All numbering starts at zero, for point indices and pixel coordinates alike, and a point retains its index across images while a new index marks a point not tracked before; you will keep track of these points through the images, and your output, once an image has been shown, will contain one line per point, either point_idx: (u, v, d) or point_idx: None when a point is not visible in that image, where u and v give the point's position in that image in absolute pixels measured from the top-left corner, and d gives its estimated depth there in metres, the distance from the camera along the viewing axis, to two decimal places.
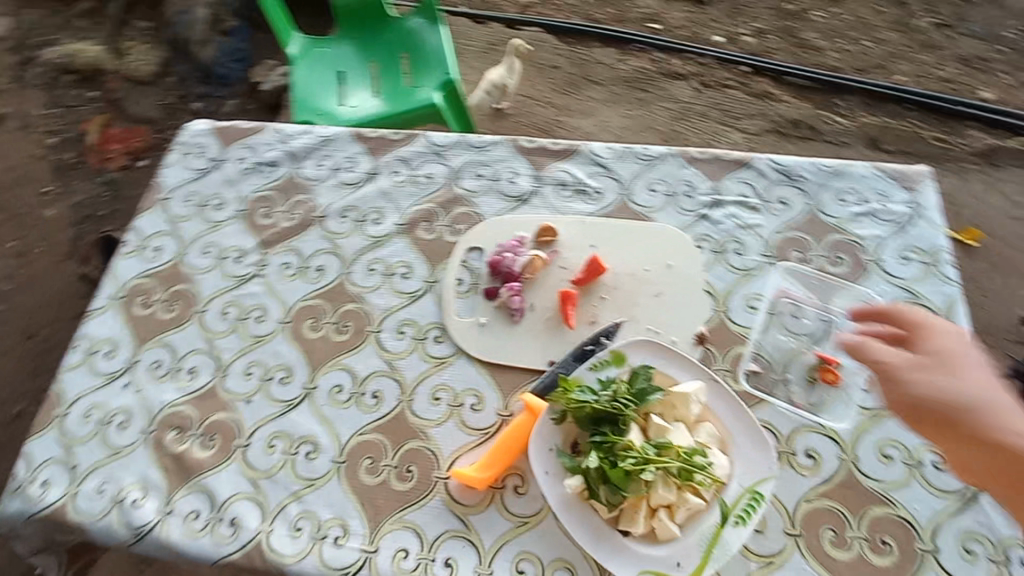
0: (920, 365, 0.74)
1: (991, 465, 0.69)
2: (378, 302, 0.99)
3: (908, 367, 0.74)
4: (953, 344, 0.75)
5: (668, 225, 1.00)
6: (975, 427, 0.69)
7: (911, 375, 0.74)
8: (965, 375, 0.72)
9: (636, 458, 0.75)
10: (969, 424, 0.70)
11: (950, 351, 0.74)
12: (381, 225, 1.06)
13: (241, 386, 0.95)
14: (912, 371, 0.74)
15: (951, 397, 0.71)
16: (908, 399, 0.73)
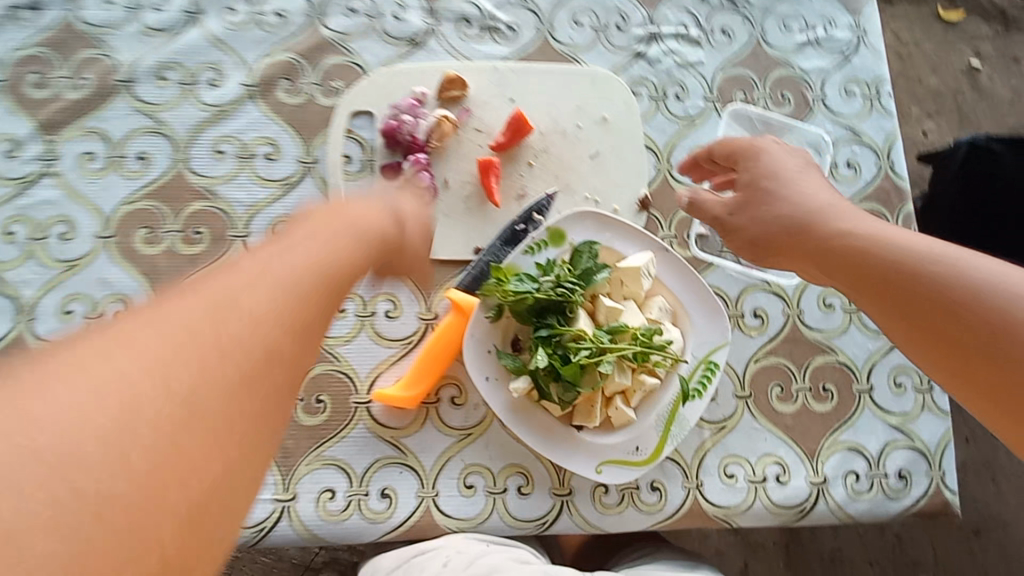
0: (745, 191, 0.63)
1: (865, 290, 0.51)
2: (237, 196, 0.74)
3: (728, 206, 0.65)
4: (788, 163, 0.63)
5: (601, 69, 0.83)
6: (801, 250, 0.57)
7: (736, 212, 0.63)
8: (797, 192, 0.59)
9: (590, 349, 0.65)
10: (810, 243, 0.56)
11: (789, 172, 0.62)
12: (222, 88, 0.77)
13: (61, 329, 0.69)
14: (731, 208, 0.64)
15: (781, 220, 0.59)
16: (749, 240, 0.62)
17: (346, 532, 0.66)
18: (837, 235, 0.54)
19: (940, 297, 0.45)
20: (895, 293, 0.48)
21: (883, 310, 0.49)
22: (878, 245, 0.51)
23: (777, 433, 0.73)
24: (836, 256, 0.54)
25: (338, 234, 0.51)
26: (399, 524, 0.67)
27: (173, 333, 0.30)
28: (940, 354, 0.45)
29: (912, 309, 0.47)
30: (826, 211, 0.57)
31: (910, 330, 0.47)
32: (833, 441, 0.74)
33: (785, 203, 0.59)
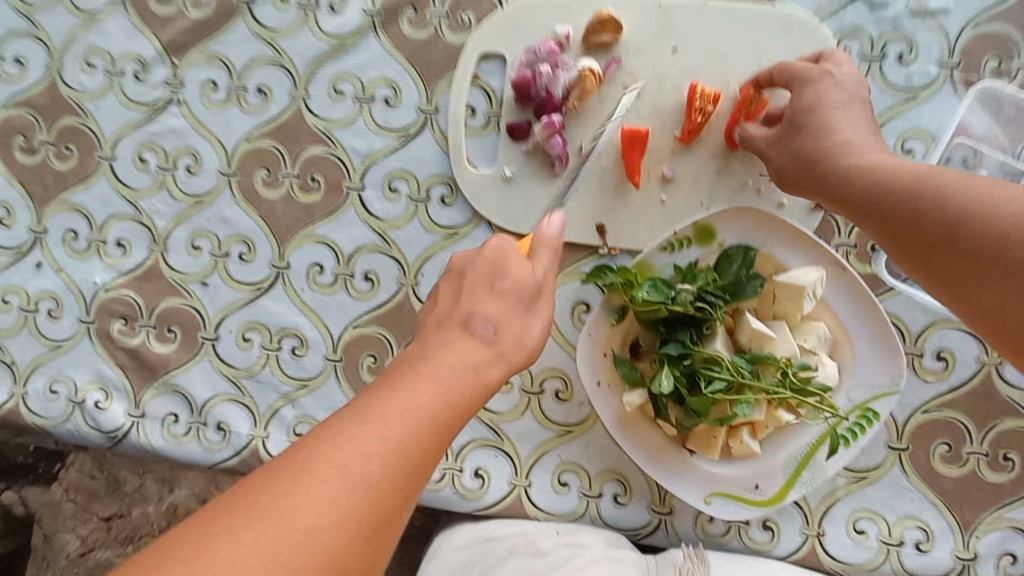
0: (805, 137, 0.55)
1: (897, 242, 0.47)
2: (354, 145, 0.69)
3: (779, 164, 0.57)
4: (804, 139, 0.55)
5: (799, 10, 0.63)
6: (835, 188, 0.52)
7: (780, 151, 0.56)
8: (853, 149, 0.52)
9: (725, 380, 0.56)
10: (862, 185, 0.49)
11: (844, 128, 0.54)
12: (343, 15, 0.69)
13: (191, 264, 0.72)
14: (789, 154, 0.56)
15: (831, 165, 0.52)
16: (798, 174, 0.55)
17: (438, 502, 0.67)
18: (871, 181, 0.49)
19: (950, 247, 0.42)
20: (916, 249, 0.45)
21: (923, 257, 0.44)
22: (903, 187, 0.46)
23: (929, 496, 0.62)
24: (869, 205, 0.49)
25: (431, 383, 0.39)
26: (489, 505, 0.67)
27: (253, 523, 0.33)
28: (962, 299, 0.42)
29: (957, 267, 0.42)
30: (857, 168, 0.50)
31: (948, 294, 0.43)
32: (995, 516, 0.62)
33: (838, 159, 0.52)
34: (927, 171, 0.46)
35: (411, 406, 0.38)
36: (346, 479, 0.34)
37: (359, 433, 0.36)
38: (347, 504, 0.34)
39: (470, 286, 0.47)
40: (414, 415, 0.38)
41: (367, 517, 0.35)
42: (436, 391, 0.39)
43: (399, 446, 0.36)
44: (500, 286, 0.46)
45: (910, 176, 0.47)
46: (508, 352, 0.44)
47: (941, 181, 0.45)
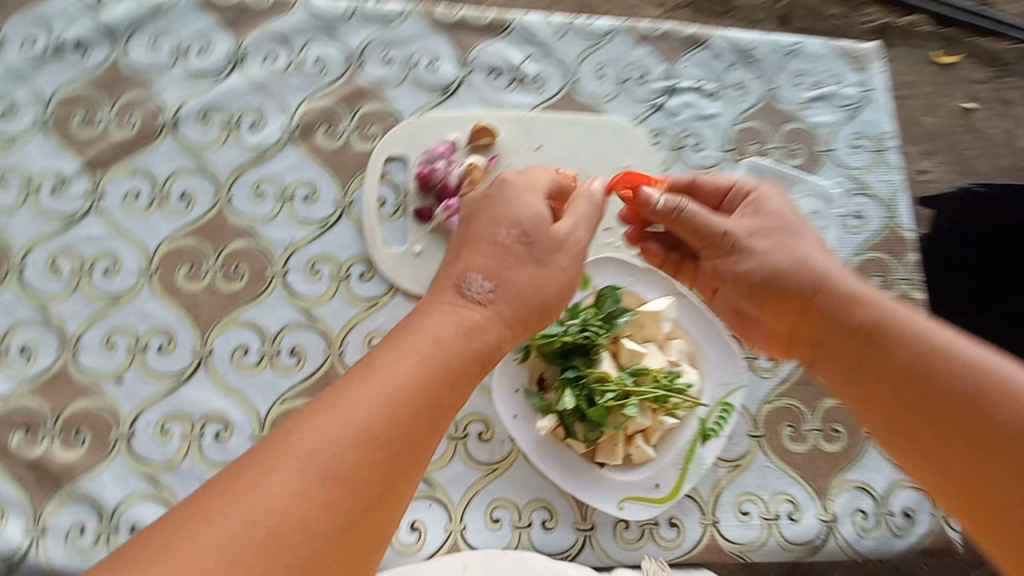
0: (793, 246, 0.63)
1: (858, 365, 0.54)
2: (277, 236, 0.78)
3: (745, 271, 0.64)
4: (755, 242, 0.64)
5: (622, 119, 0.87)
6: (812, 305, 0.59)
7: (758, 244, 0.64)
8: (829, 270, 0.60)
9: (615, 391, 0.68)
10: (823, 312, 0.58)
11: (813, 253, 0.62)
12: (263, 131, 0.81)
13: (105, 362, 0.72)
14: (788, 257, 0.62)
15: (801, 271, 0.61)
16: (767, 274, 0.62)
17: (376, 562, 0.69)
18: (847, 301, 0.57)
19: (911, 380, 0.49)
20: (880, 375, 0.52)
21: (873, 384, 0.52)
22: (876, 316, 0.54)
23: (789, 472, 0.76)
24: (850, 340, 0.55)
25: (443, 321, 0.50)
26: (428, 556, 0.69)
27: (273, 485, 0.37)
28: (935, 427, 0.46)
29: (904, 403, 0.49)
30: (841, 292, 0.58)
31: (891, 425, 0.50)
32: (842, 480, 0.77)
33: (834, 281, 0.59)
34: (900, 308, 0.54)
35: (410, 352, 0.46)
36: (345, 450, 0.40)
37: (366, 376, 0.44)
38: (352, 453, 0.40)
39: (469, 243, 0.56)
40: (402, 397, 0.43)
41: (372, 459, 0.40)
42: (435, 338, 0.48)
43: (383, 412, 0.42)
44: (496, 238, 0.56)
45: (891, 310, 0.54)
46: (505, 311, 0.53)
47: (915, 321, 0.52)
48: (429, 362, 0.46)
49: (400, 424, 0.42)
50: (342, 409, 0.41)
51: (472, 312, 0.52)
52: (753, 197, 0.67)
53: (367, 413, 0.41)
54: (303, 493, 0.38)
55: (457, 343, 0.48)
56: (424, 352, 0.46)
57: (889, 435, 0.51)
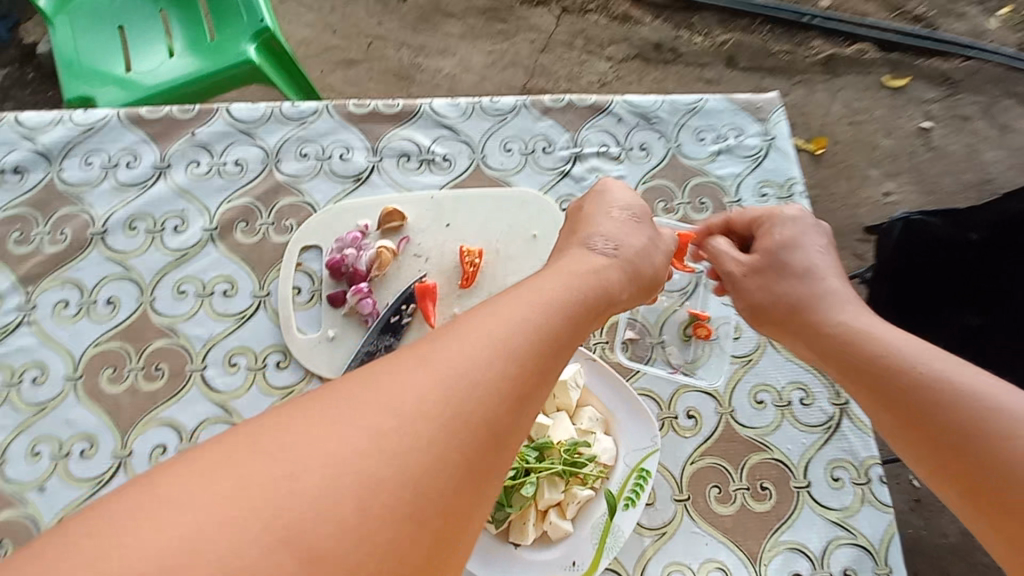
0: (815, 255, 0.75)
1: (876, 394, 0.62)
2: (196, 332, 0.81)
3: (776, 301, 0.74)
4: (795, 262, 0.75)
5: (529, 189, 0.90)
6: (836, 344, 0.67)
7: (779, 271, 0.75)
8: (841, 313, 0.69)
9: (515, 469, 0.68)
10: (846, 354, 0.65)
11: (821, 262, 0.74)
12: (185, 233, 0.86)
13: (28, 471, 0.74)
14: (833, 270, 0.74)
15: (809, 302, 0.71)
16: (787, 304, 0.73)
17: None
18: (855, 339, 0.65)
19: (925, 408, 0.57)
20: (896, 403, 0.60)
21: (892, 405, 0.60)
22: (884, 352, 0.63)
23: (717, 536, 0.74)
24: (858, 356, 0.64)
25: (523, 320, 0.51)
26: None
27: (337, 424, 0.41)
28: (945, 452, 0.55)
29: (926, 425, 0.57)
30: (846, 332, 0.67)
31: (908, 425, 0.58)
32: (773, 541, 0.74)
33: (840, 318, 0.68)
34: (909, 343, 0.62)
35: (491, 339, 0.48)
36: (399, 431, 0.41)
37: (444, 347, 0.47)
38: (425, 424, 0.42)
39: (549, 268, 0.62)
40: (490, 373, 0.46)
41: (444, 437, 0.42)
42: (523, 333, 0.50)
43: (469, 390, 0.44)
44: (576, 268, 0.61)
45: (902, 348, 0.62)
46: (583, 316, 0.56)
47: (926, 355, 0.60)
48: (510, 355, 0.48)
49: (480, 411, 0.44)
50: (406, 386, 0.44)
51: (546, 326, 0.52)
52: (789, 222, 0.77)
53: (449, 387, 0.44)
54: (382, 454, 0.40)
55: (529, 360, 0.49)
56: (510, 342, 0.48)
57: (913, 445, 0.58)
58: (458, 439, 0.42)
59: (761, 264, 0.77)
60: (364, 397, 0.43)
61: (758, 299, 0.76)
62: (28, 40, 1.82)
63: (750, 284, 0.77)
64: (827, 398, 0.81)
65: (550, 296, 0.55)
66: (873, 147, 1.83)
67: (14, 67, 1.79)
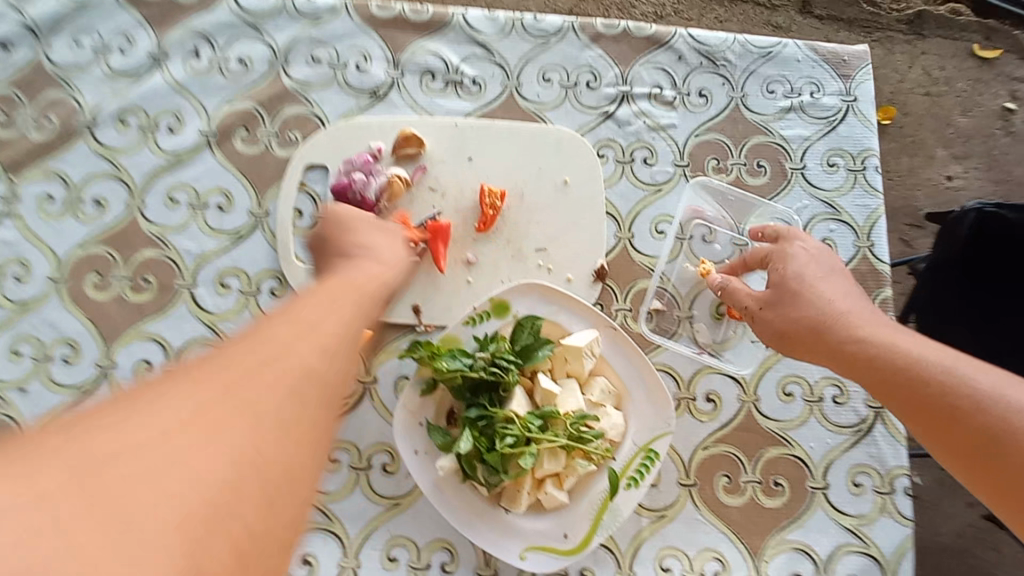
0: (826, 267, 0.63)
1: (915, 413, 0.52)
2: (187, 246, 0.75)
3: (785, 319, 0.60)
4: (812, 263, 0.63)
5: (565, 128, 0.79)
6: (867, 367, 0.55)
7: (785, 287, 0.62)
8: (861, 328, 0.57)
9: (515, 437, 0.62)
10: (877, 370, 0.54)
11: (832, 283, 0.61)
12: (180, 135, 0.77)
13: (10, 370, 0.71)
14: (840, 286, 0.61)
15: (812, 320, 0.59)
16: (792, 325, 0.60)
17: None
18: (889, 353, 0.54)
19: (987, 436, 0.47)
20: (950, 426, 0.49)
21: (940, 430, 0.50)
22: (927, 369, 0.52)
23: (720, 527, 0.70)
24: (865, 360, 0.55)
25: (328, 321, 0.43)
26: None
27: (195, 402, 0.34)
28: (971, 465, 0.48)
29: (995, 453, 0.47)
30: (877, 346, 0.55)
31: (960, 452, 0.49)
32: (778, 539, 0.70)
33: (853, 330, 0.57)
34: (948, 360, 0.52)
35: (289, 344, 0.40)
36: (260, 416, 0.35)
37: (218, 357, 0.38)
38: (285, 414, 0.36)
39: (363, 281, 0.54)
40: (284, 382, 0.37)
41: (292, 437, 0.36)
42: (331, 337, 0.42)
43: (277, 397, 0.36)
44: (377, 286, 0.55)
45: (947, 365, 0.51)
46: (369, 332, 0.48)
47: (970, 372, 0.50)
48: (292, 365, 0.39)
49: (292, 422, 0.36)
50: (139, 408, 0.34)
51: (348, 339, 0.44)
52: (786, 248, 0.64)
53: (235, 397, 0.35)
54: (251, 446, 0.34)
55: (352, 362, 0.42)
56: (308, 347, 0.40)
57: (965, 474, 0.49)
58: (321, 417, 0.38)
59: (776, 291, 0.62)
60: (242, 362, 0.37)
61: (774, 313, 0.61)
62: None
63: (759, 309, 0.63)
64: (862, 399, 0.74)
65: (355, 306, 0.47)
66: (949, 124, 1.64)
67: None
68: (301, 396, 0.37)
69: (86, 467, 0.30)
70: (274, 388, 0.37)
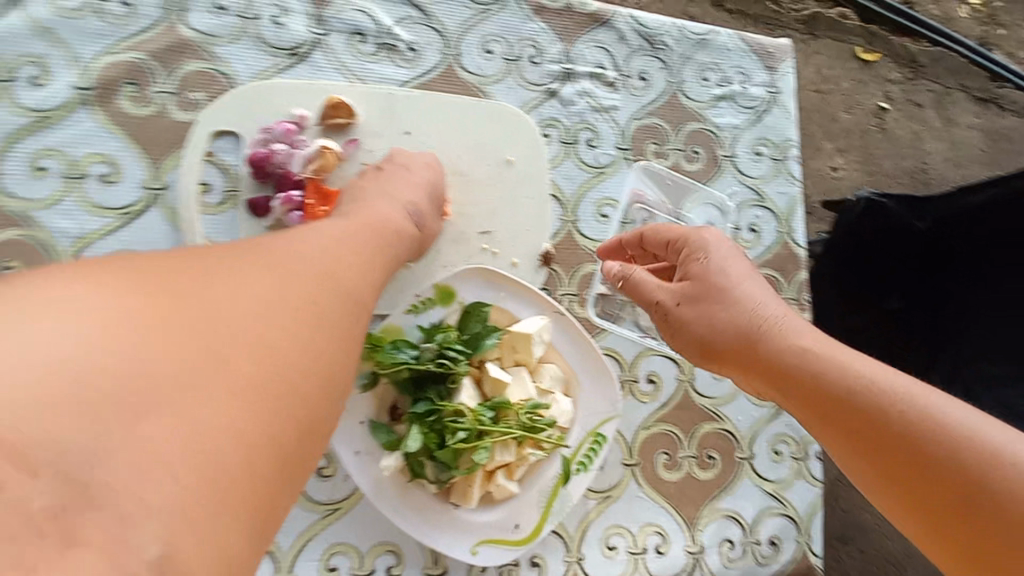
0: (739, 261, 0.58)
1: (838, 427, 0.47)
2: (62, 226, 0.62)
3: (701, 320, 0.56)
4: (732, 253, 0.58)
5: (509, 104, 0.75)
6: (790, 373, 0.51)
7: (690, 284, 0.57)
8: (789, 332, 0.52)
9: (467, 431, 0.59)
10: (802, 376, 0.50)
11: (749, 280, 0.57)
12: (46, 88, 0.63)
13: None
14: (756, 284, 0.56)
15: (727, 321, 0.55)
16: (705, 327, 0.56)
17: None
18: (811, 361, 0.50)
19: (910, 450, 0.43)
20: (871, 436, 0.45)
21: (860, 443, 0.46)
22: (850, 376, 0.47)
23: (660, 502, 0.72)
24: (795, 376, 0.50)
25: (335, 269, 0.47)
26: None
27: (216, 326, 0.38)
28: (895, 488, 0.44)
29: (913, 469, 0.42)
30: (798, 351, 0.51)
31: (885, 469, 0.44)
32: (711, 508, 0.74)
33: (775, 334, 0.53)
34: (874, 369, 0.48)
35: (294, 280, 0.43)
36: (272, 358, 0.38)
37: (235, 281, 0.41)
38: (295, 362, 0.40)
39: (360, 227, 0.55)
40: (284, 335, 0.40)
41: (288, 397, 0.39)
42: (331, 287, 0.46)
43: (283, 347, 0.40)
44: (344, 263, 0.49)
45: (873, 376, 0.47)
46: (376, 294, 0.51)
47: (894, 380, 0.46)
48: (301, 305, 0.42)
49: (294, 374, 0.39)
50: (66, 321, 0.33)
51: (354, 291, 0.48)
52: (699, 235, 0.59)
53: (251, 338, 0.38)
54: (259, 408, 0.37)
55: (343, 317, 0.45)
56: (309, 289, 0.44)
57: (887, 495, 0.45)
58: (332, 358, 0.43)
59: (687, 286, 0.57)
60: (258, 290, 0.41)
61: (687, 313, 0.57)
62: None
63: (676, 307, 0.57)
64: None
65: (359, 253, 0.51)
66: None
67: None
68: (308, 350, 0.41)
69: (168, 331, 0.36)
70: (266, 304, 0.41)
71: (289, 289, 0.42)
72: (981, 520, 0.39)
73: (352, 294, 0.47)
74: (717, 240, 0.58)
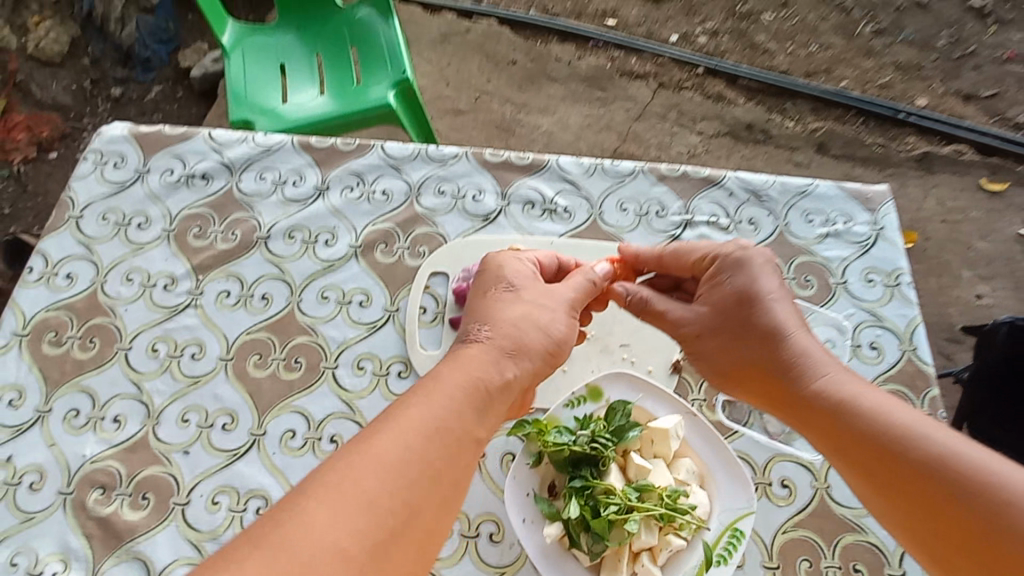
0: (776, 304, 0.77)
1: (858, 458, 0.66)
2: (332, 334, 0.91)
3: (736, 356, 0.78)
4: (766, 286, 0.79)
5: None
6: (820, 412, 0.70)
7: (722, 326, 0.79)
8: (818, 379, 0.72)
9: (618, 505, 0.71)
10: (833, 419, 0.69)
11: (783, 319, 0.76)
12: (334, 247, 0.98)
13: (177, 435, 0.84)
14: (787, 323, 0.76)
15: (760, 360, 0.76)
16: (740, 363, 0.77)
17: None
18: (836, 403, 0.69)
19: (921, 477, 0.61)
20: (886, 468, 0.63)
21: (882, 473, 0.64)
22: (870, 420, 0.66)
23: None
24: (821, 409, 0.70)
25: (412, 429, 0.56)
26: None
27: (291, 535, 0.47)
28: (905, 506, 0.62)
29: (925, 495, 0.60)
30: (830, 396, 0.70)
31: (897, 493, 0.62)
32: None
33: (806, 377, 0.72)
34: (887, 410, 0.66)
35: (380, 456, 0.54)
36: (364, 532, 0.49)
37: (337, 475, 0.52)
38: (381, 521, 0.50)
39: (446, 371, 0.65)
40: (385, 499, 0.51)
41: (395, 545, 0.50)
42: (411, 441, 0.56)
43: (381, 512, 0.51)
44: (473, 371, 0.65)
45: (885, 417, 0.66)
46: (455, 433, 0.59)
47: (903, 419, 0.65)
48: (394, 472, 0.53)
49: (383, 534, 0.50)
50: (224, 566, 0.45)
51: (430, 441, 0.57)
52: (730, 268, 0.80)
53: (338, 530, 0.48)
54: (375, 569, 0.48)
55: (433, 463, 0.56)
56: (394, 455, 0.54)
57: (897, 511, 0.63)
58: (425, 505, 0.53)
59: (715, 323, 0.80)
60: (345, 486, 0.51)
61: (725, 348, 0.79)
62: (185, 64, 1.91)
63: (698, 338, 0.81)
64: None
65: (436, 403, 0.60)
66: (969, 248, 1.73)
67: (167, 84, 1.91)
68: (399, 508, 0.52)
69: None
70: (349, 492, 0.51)
71: (372, 465, 0.53)
72: (982, 535, 0.56)
73: (422, 434, 0.57)
74: (764, 284, 0.79)
